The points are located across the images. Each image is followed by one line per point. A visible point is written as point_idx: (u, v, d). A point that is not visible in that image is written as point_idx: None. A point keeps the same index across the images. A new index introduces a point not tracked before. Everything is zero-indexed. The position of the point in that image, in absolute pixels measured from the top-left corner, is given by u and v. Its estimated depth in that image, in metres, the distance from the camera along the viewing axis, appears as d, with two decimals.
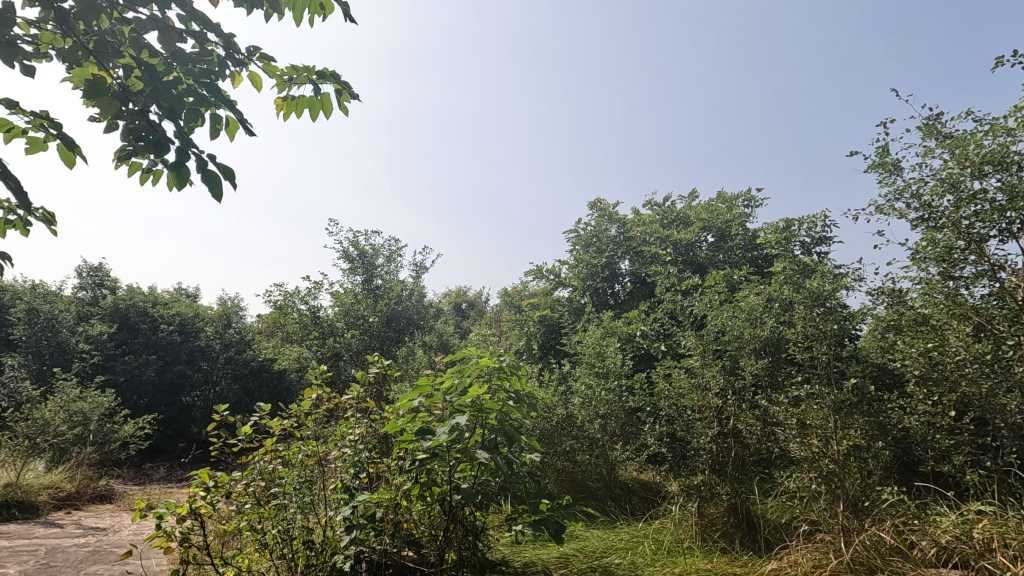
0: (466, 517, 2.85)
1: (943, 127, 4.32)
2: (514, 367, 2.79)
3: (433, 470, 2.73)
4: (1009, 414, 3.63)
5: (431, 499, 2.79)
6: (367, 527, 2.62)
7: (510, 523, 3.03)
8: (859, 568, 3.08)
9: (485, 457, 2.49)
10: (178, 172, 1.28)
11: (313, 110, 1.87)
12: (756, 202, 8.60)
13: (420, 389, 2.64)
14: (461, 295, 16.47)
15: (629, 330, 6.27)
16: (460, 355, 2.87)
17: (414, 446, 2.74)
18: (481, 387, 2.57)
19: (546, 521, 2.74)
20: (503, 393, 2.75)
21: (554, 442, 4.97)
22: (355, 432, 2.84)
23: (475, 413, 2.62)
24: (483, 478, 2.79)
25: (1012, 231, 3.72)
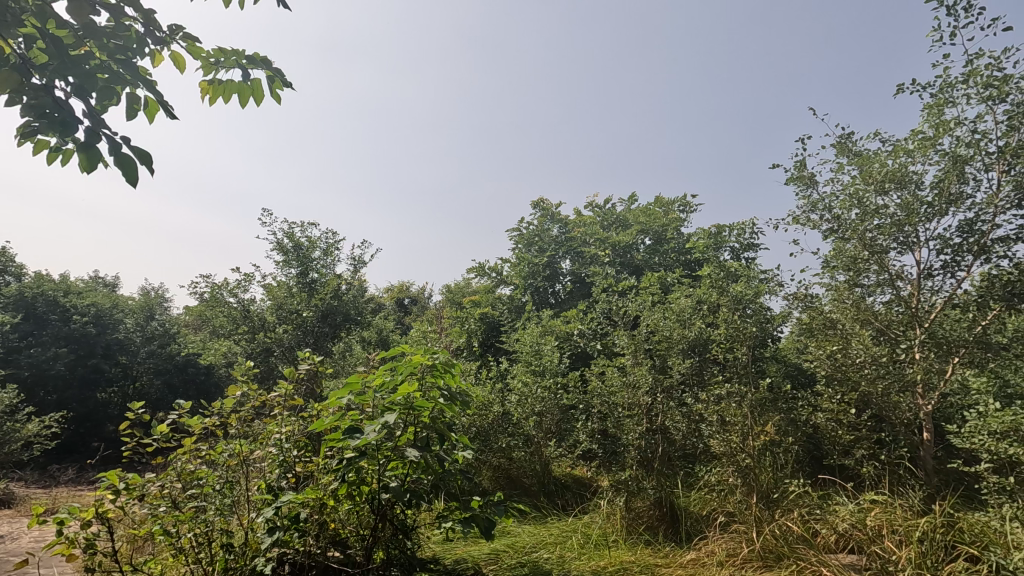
0: (396, 517, 2.80)
1: (854, 146, 4.67)
2: (448, 365, 2.74)
3: (362, 469, 2.67)
4: (902, 412, 4.03)
5: (359, 498, 2.72)
6: (291, 529, 2.54)
7: (441, 521, 3.04)
8: (768, 556, 3.34)
9: (415, 456, 2.48)
10: (88, 153, 1.19)
11: (242, 97, 1.69)
12: (692, 208, 8.96)
13: (350, 385, 2.57)
14: (405, 290, 16.18)
15: (567, 330, 6.39)
16: (393, 352, 2.81)
17: (342, 445, 2.66)
18: (412, 386, 2.53)
19: (477, 519, 2.72)
20: (436, 391, 2.70)
21: (489, 440, 4.98)
22: (282, 431, 2.75)
23: (406, 411, 2.58)
24: (414, 477, 2.73)
25: (909, 245, 4.07)
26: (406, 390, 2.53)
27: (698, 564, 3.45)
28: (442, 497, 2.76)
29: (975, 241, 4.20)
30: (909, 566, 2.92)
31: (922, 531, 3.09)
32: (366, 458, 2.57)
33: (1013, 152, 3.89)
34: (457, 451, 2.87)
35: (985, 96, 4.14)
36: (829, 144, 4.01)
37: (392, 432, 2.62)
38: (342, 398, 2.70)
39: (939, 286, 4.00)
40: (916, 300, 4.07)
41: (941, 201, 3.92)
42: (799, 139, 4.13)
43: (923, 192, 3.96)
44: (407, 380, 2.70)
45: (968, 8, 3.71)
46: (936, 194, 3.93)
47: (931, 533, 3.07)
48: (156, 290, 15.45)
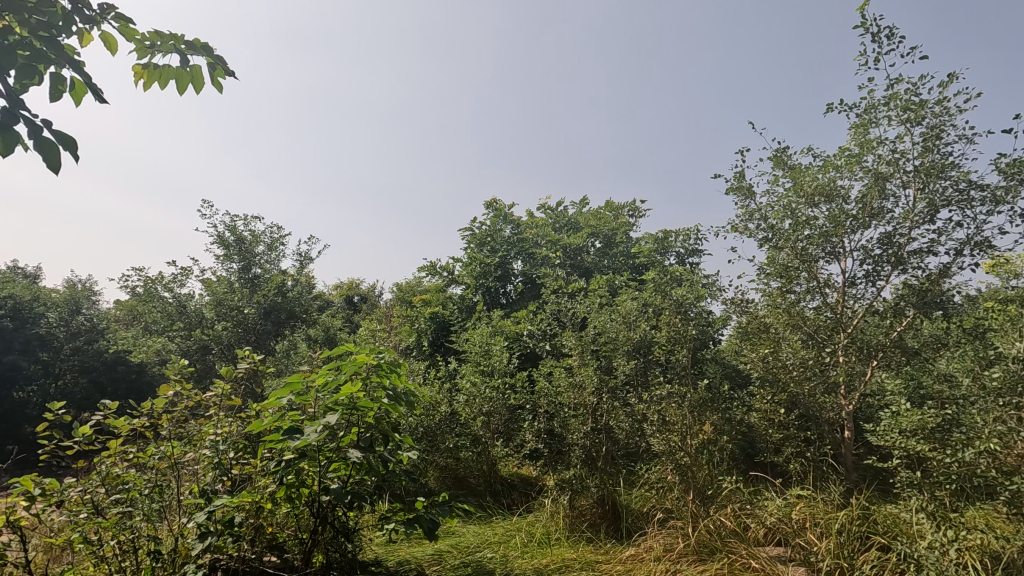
0: (337, 519, 2.74)
1: (788, 159, 4.94)
2: (394, 365, 2.71)
3: (302, 471, 2.59)
4: (824, 411, 4.30)
5: (298, 501, 2.65)
6: (224, 534, 2.44)
7: (384, 522, 3.00)
8: (702, 550, 3.48)
9: (358, 457, 2.44)
10: (4, 135, 1.11)
11: (180, 84, 1.60)
12: (640, 213, 9.22)
13: (291, 385, 2.49)
14: (354, 287, 15.85)
15: (516, 330, 6.44)
16: (337, 351, 2.74)
17: (281, 447, 2.58)
18: (355, 386, 2.47)
19: (420, 519, 2.69)
20: (381, 391, 2.66)
21: (436, 441, 4.95)
22: (218, 432, 2.65)
23: (348, 412, 2.52)
24: (356, 478, 2.68)
25: (835, 255, 4.35)
26: (349, 390, 2.47)
27: (636, 559, 3.56)
28: (385, 498, 2.72)
29: (893, 253, 4.52)
30: (828, 557, 3.13)
31: (841, 523, 3.32)
32: (306, 460, 2.50)
33: (928, 172, 4.21)
34: (402, 452, 2.84)
35: (904, 119, 4.46)
36: (765, 158, 4.11)
37: (334, 432, 2.56)
38: (282, 398, 2.61)
39: (861, 295, 4.29)
40: (842, 307, 4.37)
41: (864, 214, 4.19)
42: (737, 152, 4.21)
43: (849, 206, 4.24)
44: (351, 380, 2.64)
45: (889, 36, 4.00)
46: (860, 208, 4.20)
47: (849, 525, 3.31)
48: (85, 283, 14.51)
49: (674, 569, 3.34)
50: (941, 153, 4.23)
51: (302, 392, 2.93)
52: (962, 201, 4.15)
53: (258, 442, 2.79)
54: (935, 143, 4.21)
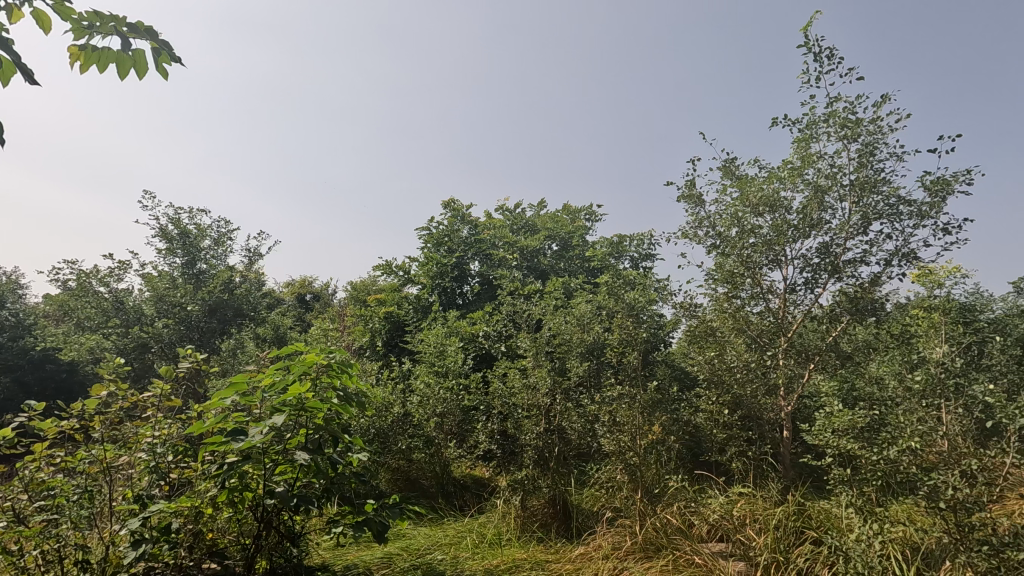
0: (283, 523, 2.67)
1: (737, 170, 5.14)
2: (345, 364, 2.65)
3: (246, 474, 2.50)
4: (765, 411, 4.51)
5: (241, 505, 2.56)
6: (160, 541, 2.32)
7: (332, 526, 2.94)
8: (649, 547, 3.58)
9: (305, 459, 2.37)
10: None
11: (121, 69, 1.50)
12: (596, 217, 9.38)
13: (235, 385, 2.40)
14: (306, 285, 15.41)
15: (472, 331, 6.42)
16: (285, 351, 2.66)
17: (225, 449, 2.48)
18: (304, 386, 2.40)
19: (370, 523, 2.64)
20: (331, 391, 2.60)
21: (388, 442, 4.88)
22: (157, 435, 2.54)
23: (296, 413, 2.45)
24: (303, 481, 2.63)
25: (778, 263, 4.55)
26: (297, 391, 2.40)
27: (585, 558, 3.62)
28: (333, 501, 2.67)
29: (830, 262, 4.77)
30: (766, 551, 3.28)
31: (778, 519, 3.48)
32: (251, 463, 2.44)
33: (862, 186, 4.47)
34: (351, 454, 2.79)
35: (841, 135, 4.72)
36: (715, 167, 4.46)
37: (281, 434, 2.49)
38: (226, 398, 2.52)
39: (800, 301, 4.50)
40: (784, 313, 4.51)
41: (805, 225, 4.40)
42: (690, 160, 4.55)
43: (791, 216, 4.45)
44: (300, 380, 2.57)
45: (829, 57, 4.22)
46: (801, 218, 4.42)
47: (785, 521, 3.48)
48: (9, 275, 13.52)
49: (621, 566, 3.42)
50: (874, 169, 4.50)
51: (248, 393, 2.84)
52: (893, 214, 4.43)
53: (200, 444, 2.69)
54: (869, 160, 4.47)
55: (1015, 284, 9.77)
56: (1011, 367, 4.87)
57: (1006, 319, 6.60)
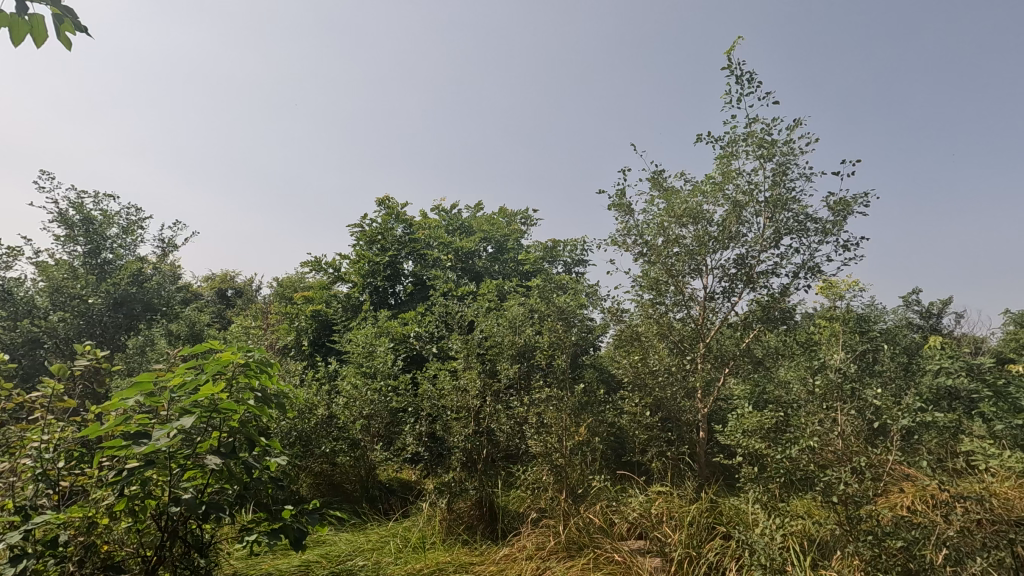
0: (190, 532, 2.49)
1: (664, 182, 5.36)
2: (264, 364, 2.52)
3: (149, 481, 2.31)
4: (682, 413, 4.79)
5: (143, 515, 2.35)
6: (46, 556, 2.10)
7: (244, 534, 2.77)
8: (572, 547, 3.66)
9: (217, 463, 2.21)
10: None
11: (16, 35, 1.36)
12: (532, 221, 9.48)
13: (139, 384, 2.21)
14: (228, 280, 14.55)
15: (403, 331, 6.29)
16: (197, 349, 2.49)
17: (125, 454, 2.28)
18: (216, 386, 2.25)
19: (286, 530, 2.47)
20: (247, 392, 2.47)
21: (309, 448, 4.70)
22: (46, 438, 2.31)
23: (207, 415, 2.29)
24: (214, 487, 2.46)
25: (699, 272, 4.78)
26: (210, 391, 2.25)
27: (509, 559, 3.64)
28: (247, 507, 2.51)
29: (745, 273, 5.08)
30: (680, 547, 3.43)
31: (692, 515, 3.68)
32: (154, 468, 2.23)
33: (775, 204, 4.78)
34: (269, 458, 2.64)
35: (758, 154, 5.03)
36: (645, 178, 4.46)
37: (189, 438, 2.32)
38: (127, 399, 2.32)
39: (718, 309, 4.74)
40: (704, 320, 4.73)
41: (723, 237, 4.66)
42: (622, 170, 4.50)
43: (712, 228, 4.69)
44: (214, 380, 2.41)
45: (750, 80, 4.49)
46: (720, 230, 4.67)
47: (698, 517, 3.67)
48: None
49: (544, 566, 3.47)
50: (786, 188, 4.83)
51: (153, 393, 2.63)
52: (802, 230, 4.77)
53: (96, 449, 2.46)
54: (782, 179, 4.79)
55: (905, 298, 10.79)
56: (898, 373, 5.36)
57: (895, 329, 7.28)
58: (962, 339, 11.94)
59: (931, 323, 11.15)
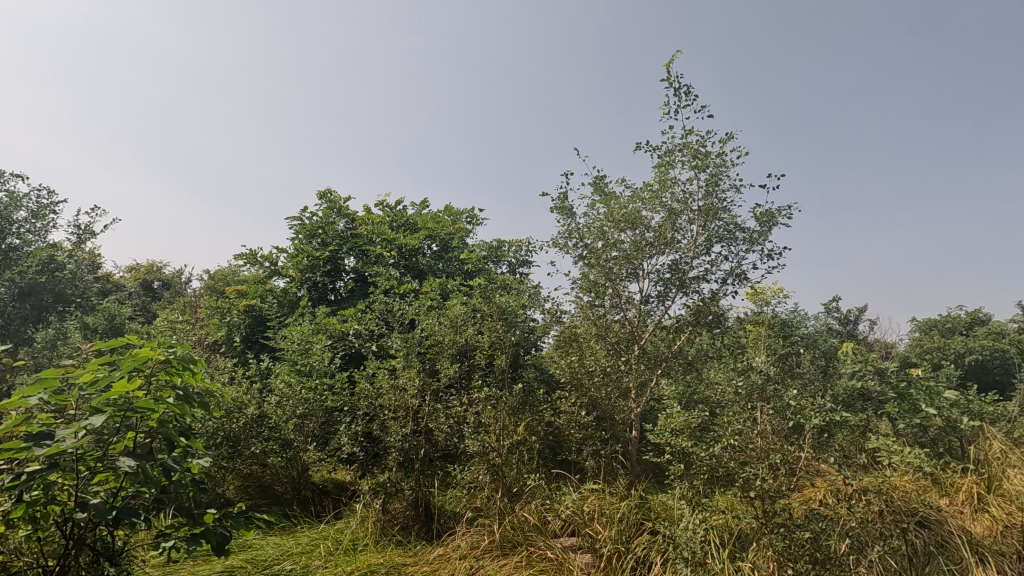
0: (99, 540, 2.31)
1: (605, 187, 5.50)
2: (187, 361, 2.39)
3: (54, 485, 2.13)
4: (617, 412, 4.89)
5: (45, 522, 2.17)
6: None
7: (162, 540, 2.62)
8: (505, 546, 3.71)
9: (130, 465, 2.07)
10: None
11: None
12: (477, 221, 9.45)
13: (43, 381, 2.03)
14: (154, 271, 13.67)
15: (341, 329, 6.13)
16: (112, 344, 2.33)
17: (25, 457, 2.09)
18: (133, 384, 2.11)
19: (206, 534, 2.32)
20: (168, 390, 2.33)
21: (238, 448, 4.44)
22: None
23: (121, 415, 2.14)
24: (129, 491, 2.30)
25: (635, 276, 4.93)
26: (124, 389, 2.10)
27: (443, 559, 3.63)
28: (165, 511, 2.36)
29: (678, 278, 5.28)
30: (610, 542, 3.52)
31: (623, 512, 3.78)
32: (58, 472, 2.04)
33: (707, 212, 5.00)
34: (191, 459, 2.50)
35: (693, 165, 5.25)
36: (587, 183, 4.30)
37: (101, 439, 2.17)
38: (29, 397, 2.13)
39: (653, 313, 4.91)
40: (640, 323, 4.89)
41: (659, 242, 4.82)
42: (563, 177, 4.34)
43: (648, 234, 4.84)
44: (130, 378, 2.27)
45: (688, 93, 4.67)
46: (656, 236, 4.83)
47: (628, 514, 3.78)
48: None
49: (477, 565, 3.49)
50: (717, 198, 5.06)
51: (60, 392, 2.44)
52: (731, 239, 5.01)
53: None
54: (714, 190, 5.02)
55: (825, 305, 11.54)
56: (816, 375, 5.72)
57: (816, 335, 7.75)
58: (875, 344, 12.87)
59: (848, 329, 12.00)
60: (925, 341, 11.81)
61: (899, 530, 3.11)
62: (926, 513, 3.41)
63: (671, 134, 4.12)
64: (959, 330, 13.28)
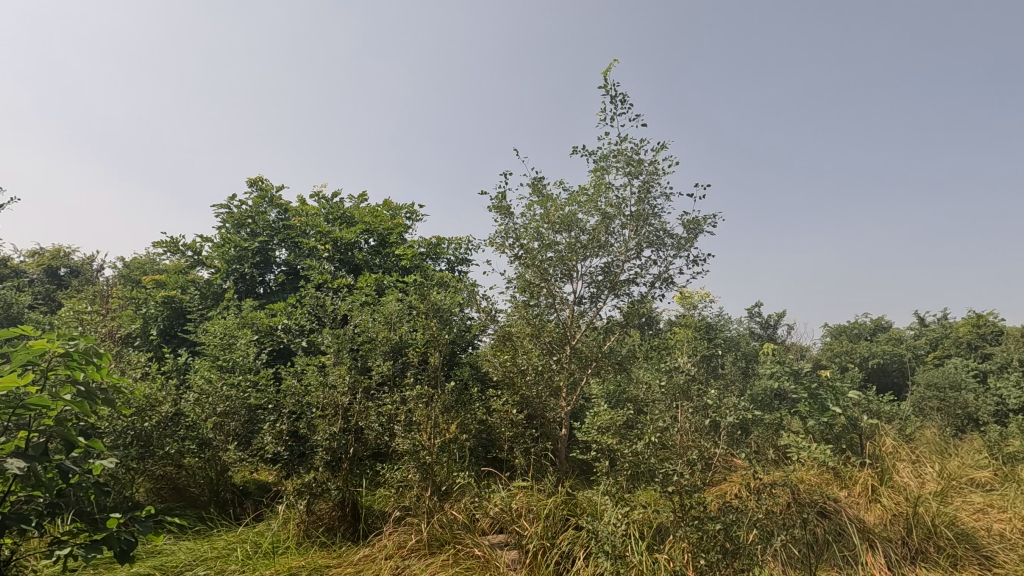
0: None
1: (544, 189, 5.58)
2: (91, 354, 2.20)
3: None
4: (548, 411, 4.97)
5: None
6: None
7: (56, 549, 2.40)
8: (434, 545, 3.69)
9: (19, 467, 1.87)
10: None
11: None
12: (417, 216, 9.33)
13: None
14: (60, 257, 12.59)
15: (270, 324, 5.87)
16: (3, 334, 2.12)
17: None
18: (26, 378, 1.92)
19: (109, 540, 2.13)
20: (68, 387, 2.14)
21: (151, 448, 4.19)
22: None
23: (9, 413, 1.94)
24: (19, 495, 2.10)
25: (569, 277, 5.03)
26: (14, 383, 1.91)
27: (368, 560, 3.57)
28: (61, 517, 2.16)
29: (610, 280, 5.44)
30: (536, 539, 3.56)
31: (549, 508, 3.82)
32: None
33: (638, 218, 5.18)
34: (92, 461, 2.31)
35: (628, 171, 5.42)
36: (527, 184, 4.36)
37: None
38: None
39: (586, 313, 5.03)
40: (572, 323, 5.00)
41: (593, 245, 4.94)
42: (502, 176, 4.37)
43: (583, 236, 4.94)
44: (22, 372, 2.07)
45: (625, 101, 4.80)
46: (591, 239, 4.94)
47: (555, 510, 3.82)
48: None
49: (403, 565, 3.46)
50: (649, 204, 5.24)
51: None
52: (660, 244, 5.21)
53: None
54: (646, 196, 5.20)
55: (749, 310, 12.22)
56: (736, 377, 6.04)
57: (739, 338, 8.17)
58: (791, 347, 13.75)
59: (768, 333, 12.76)
60: (835, 345, 12.74)
61: (801, 520, 3.34)
62: (826, 505, 3.69)
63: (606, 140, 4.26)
64: (864, 336, 14.44)
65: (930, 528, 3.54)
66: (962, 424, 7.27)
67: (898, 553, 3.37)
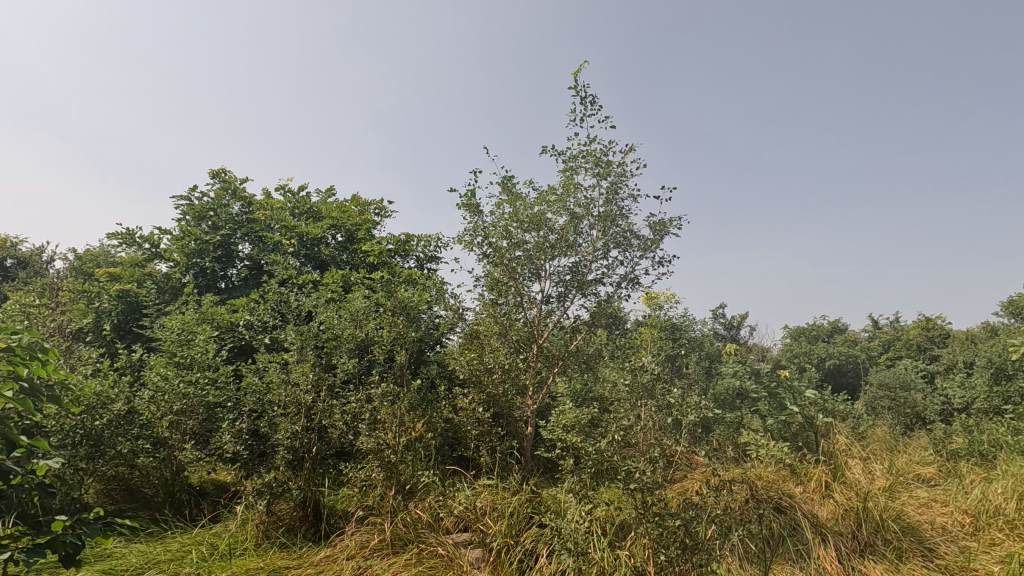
0: None
1: (513, 188, 5.58)
2: (36, 348, 2.07)
3: None
4: (515, 409, 4.97)
5: None
6: None
7: None
8: (397, 546, 3.67)
9: None
10: None
11: None
12: (386, 213, 9.21)
13: None
14: (6, 248, 11.95)
15: (230, 320, 5.70)
16: None
17: None
18: None
19: (53, 544, 2.01)
20: (10, 383, 2.00)
21: (101, 448, 3.99)
22: None
23: None
24: None
25: (537, 276, 5.03)
26: None
27: (329, 560, 3.51)
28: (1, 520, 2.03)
29: (577, 280, 5.47)
30: (500, 537, 3.56)
31: (514, 507, 3.84)
32: None
33: (606, 219, 5.22)
34: (36, 460, 2.18)
35: (596, 172, 5.46)
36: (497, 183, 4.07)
37: None
38: None
39: (553, 313, 5.04)
40: (540, 323, 5.00)
41: (561, 245, 4.96)
42: (472, 172, 4.05)
43: (551, 236, 4.95)
44: None
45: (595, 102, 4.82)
46: (559, 239, 4.96)
47: (520, 508, 3.83)
48: None
49: (364, 565, 3.42)
50: (617, 206, 5.30)
51: None
52: (627, 245, 5.27)
53: None
54: (613, 198, 5.26)
55: (713, 311, 12.48)
56: (699, 376, 6.15)
57: (703, 338, 8.34)
58: (753, 348, 14.11)
59: (731, 334, 13.06)
60: (794, 346, 13.14)
61: (757, 516, 3.43)
62: (782, 501, 3.79)
63: (575, 142, 4.08)
64: (822, 337, 14.95)
65: (878, 522, 3.68)
66: (911, 423, 7.59)
67: (847, 547, 3.50)
